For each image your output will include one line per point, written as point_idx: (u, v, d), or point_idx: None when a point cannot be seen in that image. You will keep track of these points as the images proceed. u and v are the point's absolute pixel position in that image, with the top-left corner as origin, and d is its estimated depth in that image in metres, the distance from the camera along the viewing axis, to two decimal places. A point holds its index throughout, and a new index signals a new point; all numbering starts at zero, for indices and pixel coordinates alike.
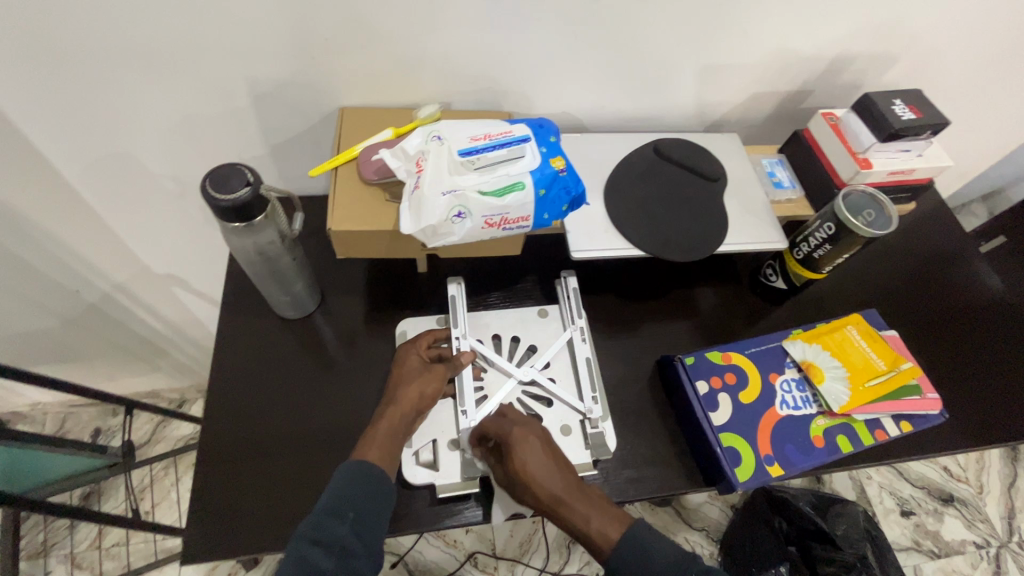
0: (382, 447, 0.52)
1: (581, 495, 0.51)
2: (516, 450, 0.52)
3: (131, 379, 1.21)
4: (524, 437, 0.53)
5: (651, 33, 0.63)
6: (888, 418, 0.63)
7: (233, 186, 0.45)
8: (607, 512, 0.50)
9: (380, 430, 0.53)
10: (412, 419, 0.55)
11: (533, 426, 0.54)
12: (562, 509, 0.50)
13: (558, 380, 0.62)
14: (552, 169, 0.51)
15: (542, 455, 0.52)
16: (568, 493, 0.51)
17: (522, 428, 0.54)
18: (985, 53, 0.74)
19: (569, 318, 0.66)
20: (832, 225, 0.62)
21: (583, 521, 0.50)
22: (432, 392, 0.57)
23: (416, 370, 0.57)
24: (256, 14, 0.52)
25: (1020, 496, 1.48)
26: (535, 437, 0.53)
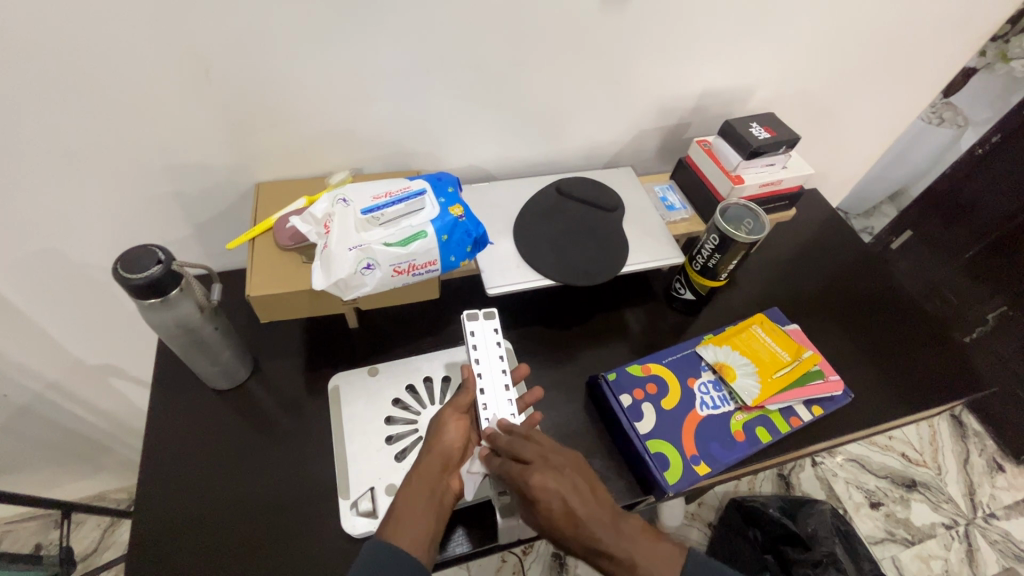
0: (402, 513, 0.51)
1: (623, 538, 0.48)
2: (544, 504, 0.48)
3: (71, 483, 1.15)
4: (553, 489, 0.48)
5: (534, 90, 0.72)
6: (800, 405, 0.69)
7: (144, 265, 0.48)
8: (640, 555, 0.47)
9: (403, 500, 0.52)
10: (435, 482, 0.54)
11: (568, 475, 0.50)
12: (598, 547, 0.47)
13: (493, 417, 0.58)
14: (451, 217, 0.56)
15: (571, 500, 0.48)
16: (608, 524, 0.48)
17: (553, 477, 0.49)
18: (826, 78, 0.87)
19: (489, 363, 0.61)
20: (717, 236, 0.69)
21: (626, 570, 0.47)
22: (456, 445, 0.57)
23: (438, 422, 0.58)
24: (166, 105, 0.58)
25: (976, 471, 1.53)
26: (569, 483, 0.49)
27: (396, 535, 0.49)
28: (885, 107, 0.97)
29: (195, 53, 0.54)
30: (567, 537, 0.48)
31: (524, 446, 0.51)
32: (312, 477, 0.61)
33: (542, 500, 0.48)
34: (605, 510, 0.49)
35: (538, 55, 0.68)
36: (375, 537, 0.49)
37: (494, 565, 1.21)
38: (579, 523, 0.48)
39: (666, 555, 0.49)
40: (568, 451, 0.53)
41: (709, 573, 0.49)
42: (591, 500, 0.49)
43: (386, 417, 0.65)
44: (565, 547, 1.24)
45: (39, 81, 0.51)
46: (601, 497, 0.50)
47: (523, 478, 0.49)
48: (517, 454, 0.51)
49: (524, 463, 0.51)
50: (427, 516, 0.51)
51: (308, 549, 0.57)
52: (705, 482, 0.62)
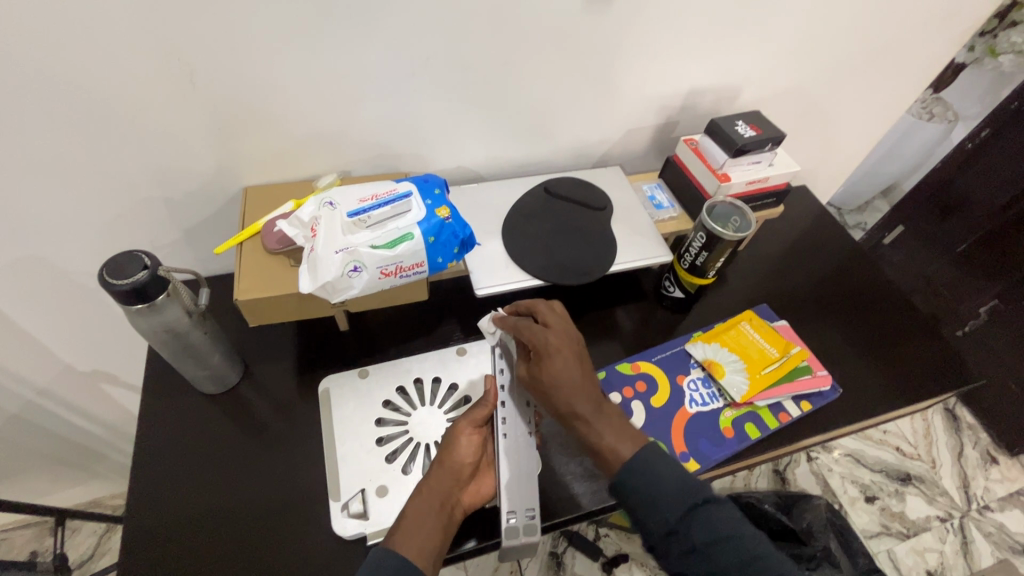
0: (410, 527, 0.51)
1: (599, 412, 0.54)
2: (550, 360, 0.56)
3: (65, 489, 1.14)
4: (558, 350, 0.56)
5: (521, 91, 0.72)
6: (788, 401, 0.70)
7: (130, 271, 0.48)
8: (610, 426, 0.53)
9: (412, 513, 0.53)
10: (445, 496, 0.55)
11: (572, 339, 0.58)
12: (565, 392, 0.55)
13: (510, 435, 0.61)
14: (438, 218, 0.57)
15: (572, 364, 0.56)
16: (593, 420, 0.54)
17: (559, 339, 0.57)
18: (812, 76, 0.87)
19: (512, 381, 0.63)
20: (704, 233, 0.69)
21: (593, 440, 0.53)
22: (467, 461, 0.58)
23: (452, 437, 0.59)
24: (153, 109, 0.58)
25: (970, 464, 1.54)
26: (572, 347, 0.57)
27: (401, 545, 0.50)
28: (872, 104, 0.98)
29: (181, 58, 0.55)
30: (554, 390, 0.55)
31: (548, 313, 0.60)
32: (303, 479, 0.61)
33: (548, 346, 0.56)
34: (593, 395, 0.55)
35: (524, 57, 0.68)
36: (380, 546, 0.50)
37: (491, 566, 1.21)
38: (568, 389, 0.55)
39: (636, 432, 0.54)
40: (571, 321, 0.60)
41: (653, 468, 0.50)
42: (582, 373, 0.56)
43: (377, 419, 0.65)
44: (561, 546, 1.24)
45: (26, 88, 0.52)
46: (592, 380, 0.57)
47: (540, 332, 0.58)
48: (539, 312, 0.60)
49: (539, 324, 0.59)
50: (434, 529, 0.52)
51: (299, 551, 0.57)
52: (694, 479, 0.63)
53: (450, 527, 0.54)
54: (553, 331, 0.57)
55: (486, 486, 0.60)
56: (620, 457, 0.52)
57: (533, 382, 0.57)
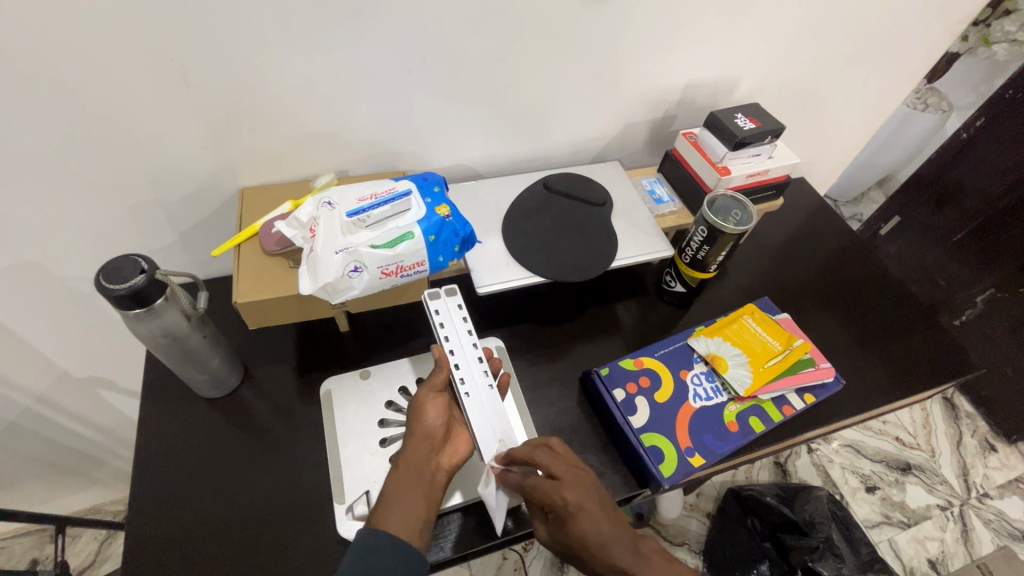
0: (392, 506, 0.51)
1: (644, 557, 0.49)
2: (575, 523, 0.49)
3: (64, 496, 1.13)
4: (582, 499, 0.50)
5: (519, 87, 0.72)
6: (792, 394, 0.69)
7: (126, 275, 0.47)
8: (655, 572, 0.48)
9: (392, 490, 0.52)
10: (424, 469, 0.54)
11: (590, 484, 0.52)
12: (603, 548, 0.49)
13: (472, 393, 0.59)
14: (438, 217, 0.56)
15: (600, 511, 0.50)
16: (634, 574, 0.48)
17: (576, 495, 0.50)
18: (810, 68, 0.87)
19: (458, 339, 0.61)
20: (705, 227, 0.69)
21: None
22: (438, 425, 0.56)
23: (419, 406, 0.57)
24: (145, 111, 0.57)
25: (969, 452, 1.54)
26: (594, 493, 0.51)
27: (386, 522, 0.50)
28: (871, 95, 0.97)
29: (172, 58, 0.54)
30: (585, 553, 0.49)
31: (552, 462, 0.53)
32: (306, 483, 0.61)
33: (567, 508, 0.50)
34: (628, 538, 0.50)
35: (520, 52, 0.68)
36: (365, 526, 0.50)
37: (495, 564, 1.21)
38: (602, 549, 0.49)
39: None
40: (576, 458, 0.55)
41: None
42: (611, 520, 0.50)
43: (379, 419, 0.64)
44: None
45: (16, 92, 0.51)
46: (620, 518, 0.51)
47: (554, 492, 0.50)
48: (540, 462, 0.53)
49: (551, 481, 0.52)
50: (417, 502, 0.52)
51: (303, 554, 0.56)
52: (700, 474, 0.62)
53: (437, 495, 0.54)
54: (570, 488, 0.50)
55: (463, 444, 0.59)
56: None
57: (562, 547, 0.51)
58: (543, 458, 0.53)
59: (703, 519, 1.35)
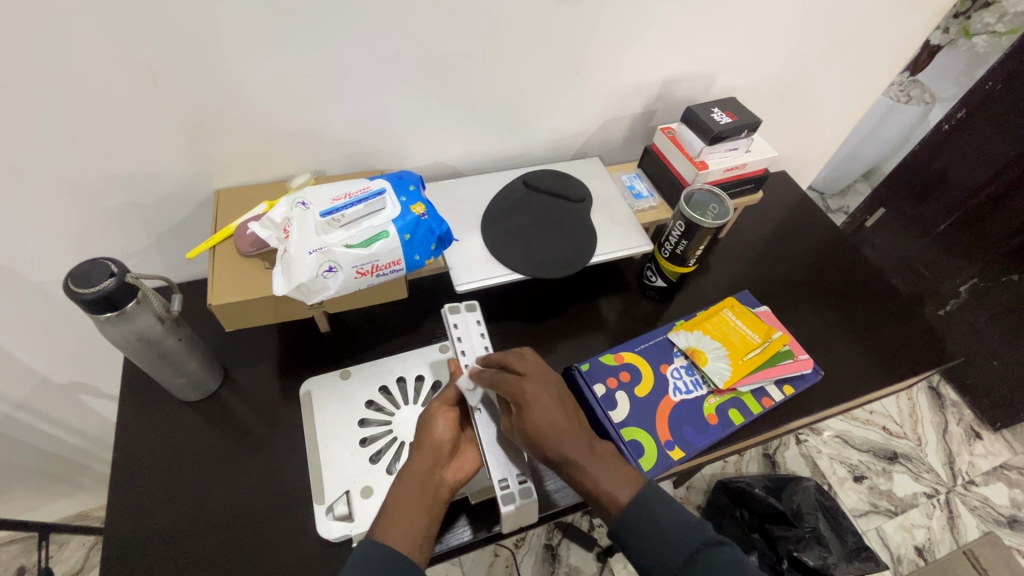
0: (394, 515, 0.49)
1: (592, 453, 0.49)
2: (533, 411, 0.50)
3: (50, 503, 1.13)
4: (542, 399, 0.51)
5: (496, 84, 0.72)
6: (771, 385, 0.70)
7: (96, 280, 0.47)
8: (603, 471, 0.48)
9: (392, 500, 0.51)
10: (425, 480, 0.53)
11: (551, 387, 0.53)
12: (552, 441, 0.49)
13: (484, 409, 0.59)
14: (413, 215, 0.56)
15: (556, 405, 0.51)
16: (586, 466, 0.48)
17: (536, 387, 0.52)
18: (787, 61, 0.87)
19: (474, 355, 0.63)
20: (682, 222, 0.69)
21: (589, 479, 0.48)
22: (445, 439, 0.56)
23: (426, 421, 0.57)
24: (114, 113, 0.56)
25: (954, 439, 1.56)
26: (555, 394, 0.52)
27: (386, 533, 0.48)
28: (849, 88, 0.98)
29: (139, 59, 0.53)
30: (539, 433, 0.50)
31: (520, 361, 0.55)
32: (287, 484, 0.61)
33: (526, 396, 0.51)
34: (583, 437, 0.50)
35: (496, 49, 0.67)
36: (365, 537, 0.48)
37: (487, 560, 1.21)
38: (555, 433, 0.49)
39: (630, 472, 0.49)
40: (547, 363, 0.56)
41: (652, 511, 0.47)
42: (568, 417, 0.51)
43: (360, 419, 0.64)
44: (556, 538, 1.25)
45: None
46: (579, 421, 0.52)
47: (517, 383, 0.52)
48: (507, 360, 0.55)
49: (516, 377, 0.53)
50: (419, 515, 0.50)
51: (285, 556, 0.56)
52: (680, 466, 0.63)
53: (438, 509, 0.52)
54: (531, 379, 0.52)
55: (469, 461, 0.58)
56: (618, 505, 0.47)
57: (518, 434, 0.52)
58: (516, 363, 0.54)
59: (693, 511, 1.36)
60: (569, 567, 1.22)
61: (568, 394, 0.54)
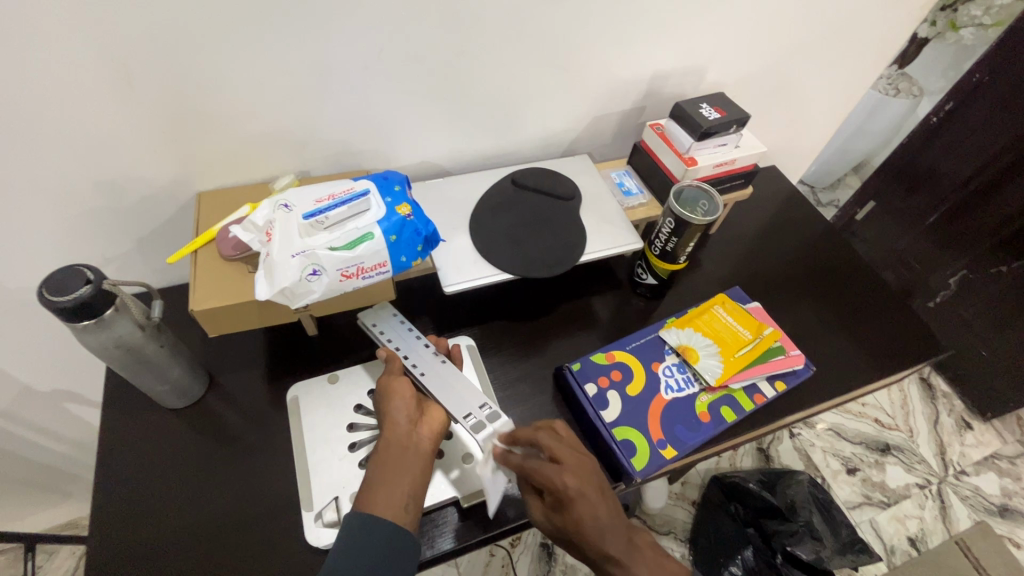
0: (374, 488, 0.50)
1: (636, 556, 0.49)
2: (578, 509, 0.48)
3: (38, 512, 1.11)
4: (588, 496, 0.49)
5: (483, 81, 0.71)
6: (763, 381, 0.70)
7: (72, 287, 0.46)
8: (649, 568, 0.49)
9: (372, 473, 0.51)
10: (399, 447, 0.52)
11: (594, 480, 0.51)
12: (599, 544, 0.48)
13: (426, 371, 0.61)
14: (398, 216, 0.55)
15: (603, 510, 0.49)
16: (633, 565, 0.49)
17: (580, 482, 0.49)
18: (776, 55, 0.87)
19: (402, 337, 0.65)
20: (672, 218, 0.69)
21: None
22: (405, 402, 0.55)
23: (386, 390, 0.56)
24: (89, 115, 0.55)
25: (946, 430, 1.57)
26: (599, 491, 0.50)
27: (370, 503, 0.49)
28: (838, 81, 0.98)
29: (112, 59, 0.51)
30: (583, 533, 0.49)
31: (555, 446, 0.52)
32: (276, 491, 0.60)
33: (570, 493, 0.49)
34: (627, 536, 0.50)
35: (482, 46, 0.66)
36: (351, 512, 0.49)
37: (483, 560, 1.21)
38: (603, 536, 0.49)
39: (677, 566, 0.51)
40: (586, 451, 0.53)
41: None
42: (612, 515, 0.50)
43: (348, 424, 0.63)
44: (552, 537, 1.25)
45: None
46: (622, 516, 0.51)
47: (558, 479, 0.49)
48: (544, 446, 0.52)
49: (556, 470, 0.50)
50: (399, 481, 0.50)
51: (273, 564, 0.55)
52: (672, 465, 0.63)
53: (420, 470, 0.52)
54: (575, 479, 0.49)
55: (439, 414, 0.56)
56: None
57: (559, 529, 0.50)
58: (557, 450, 0.51)
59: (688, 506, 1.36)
60: (565, 565, 1.21)
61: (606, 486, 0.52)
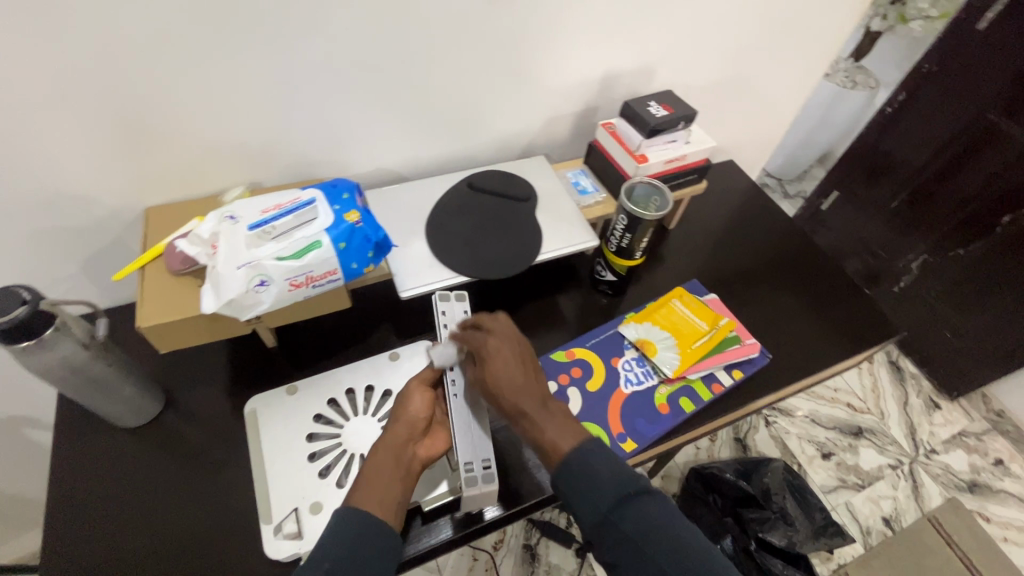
0: (371, 484, 0.51)
1: (540, 408, 0.53)
2: (494, 363, 0.55)
3: (1, 543, 1.07)
4: (503, 351, 0.56)
5: (434, 87, 0.71)
6: (720, 371, 0.71)
7: (7, 309, 0.45)
8: (551, 421, 0.52)
9: (369, 469, 0.52)
10: (401, 452, 0.54)
11: (517, 344, 0.58)
12: (509, 393, 0.54)
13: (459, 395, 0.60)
14: (347, 224, 0.55)
15: (513, 366, 0.55)
16: (526, 402, 0.53)
17: (500, 342, 0.57)
18: (725, 52, 0.89)
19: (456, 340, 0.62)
20: (625, 216, 0.70)
21: (535, 433, 0.52)
22: (420, 415, 0.58)
23: (405, 397, 0.59)
24: (24, 133, 0.54)
25: (915, 411, 1.62)
26: (513, 351, 0.57)
27: (365, 496, 0.50)
28: (788, 76, 1.01)
29: (43, 75, 0.50)
30: (493, 389, 0.54)
31: (488, 318, 0.59)
32: (237, 505, 0.59)
33: (488, 348, 0.56)
34: (536, 391, 0.54)
35: (430, 53, 0.67)
36: (340, 507, 0.49)
37: (466, 565, 1.21)
38: (513, 389, 0.54)
39: (580, 428, 0.53)
40: (515, 324, 0.60)
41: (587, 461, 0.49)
42: (524, 373, 0.55)
43: (309, 434, 0.63)
44: (535, 538, 1.25)
45: None
46: (536, 378, 0.56)
47: (482, 337, 0.57)
48: (478, 319, 0.60)
49: (484, 332, 0.58)
50: (393, 480, 0.52)
51: None
52: (633, 458, 0.63)
53: (410, 481, 0.54)
54: (498, 333, 0.58)
55: (440, 440, 0.59)
56: (559, 453, 0.50)
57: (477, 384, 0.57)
58: (488, 321, 0.59)
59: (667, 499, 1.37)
60: (548, 565, 1.22)
61: (527, 350, 0.58)
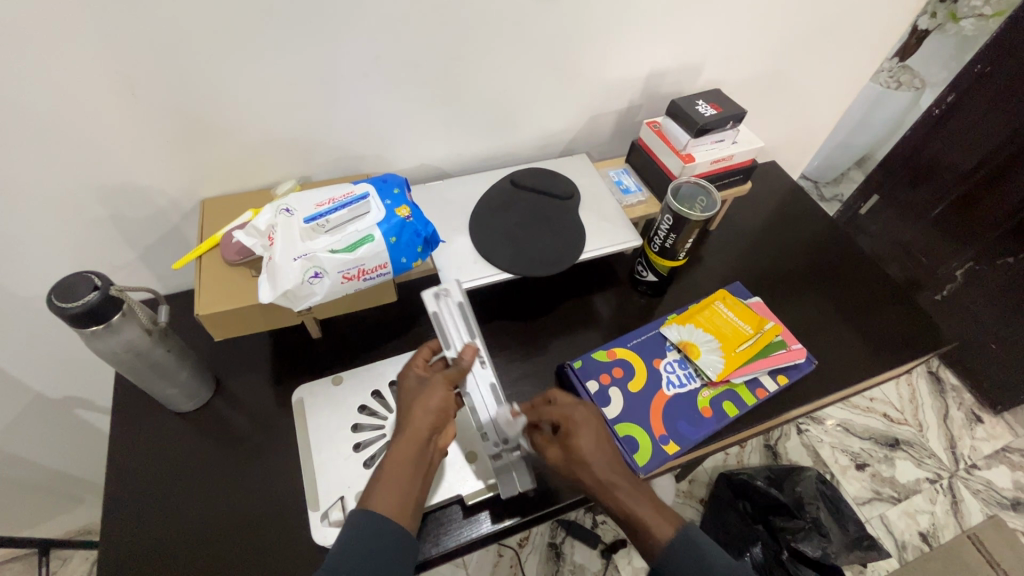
0: (390, 495, 0.48)
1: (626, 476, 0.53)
2: (578, 437, 0.55)
3: (51, 518, 1.12)
4: (585, 424, 0.55)
5: (479, 84, 0.72)
6: (765, 375, 0.70)
7: (80, 293, 0.47)
8: (633, 494, 0.52)
9: (391, 469, 0.50)
10: (421, 453, 0.51)
11: (595, 412, 0.57)
12: (596, 477, 0.53)
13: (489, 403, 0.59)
14: (398, 218, 0.56)
15: (595, 443, 0.54)
16: (627, 484, 0.52)
17: (585, 411, 0.57)
18: (773, 51, 0.87)
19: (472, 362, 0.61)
20: (670, 216, 0.69)
21: (628, 506, 0.51)
22: (445, 414, 0.54)
23: (430, 386, 0.55)
24: (95, 126, 0.56)
25: (956, 424, 1.56)
26: (596, 421, 0.56)
27: (384, 502, 0.48)
28: (836, 76, 0.98)
29: (114, 69, 0.52)
30: (585, 462, 0.53)
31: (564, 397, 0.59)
32: (284, 490, 0.61)
33: (575, 422, 0.55)
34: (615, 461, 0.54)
35: (480, 51, 0.67)
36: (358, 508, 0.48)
37: (491, 561, 1.21)
38: (595, 462, 0.53)
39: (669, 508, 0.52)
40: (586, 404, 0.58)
41: (694, 546, 0.49)
42: (605, 446, 0.54)
43: (353, 424, 0.64)
44: (560, 536, 1.25)
45: None
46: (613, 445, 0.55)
47: (566, 410, 0.57)
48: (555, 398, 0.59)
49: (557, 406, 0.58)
50: (413, 484, 0.50)
51: (281, 561, 0.56)
52: (675, 461, 0.63)
53: (427, 476, 0.52)
54: (575, 404, 0.57)
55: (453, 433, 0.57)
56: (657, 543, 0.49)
57: (567, 463, 0.55)
58: (562, 404, 0.58)
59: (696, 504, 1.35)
60: (573, 564, 1.22)
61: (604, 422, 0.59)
